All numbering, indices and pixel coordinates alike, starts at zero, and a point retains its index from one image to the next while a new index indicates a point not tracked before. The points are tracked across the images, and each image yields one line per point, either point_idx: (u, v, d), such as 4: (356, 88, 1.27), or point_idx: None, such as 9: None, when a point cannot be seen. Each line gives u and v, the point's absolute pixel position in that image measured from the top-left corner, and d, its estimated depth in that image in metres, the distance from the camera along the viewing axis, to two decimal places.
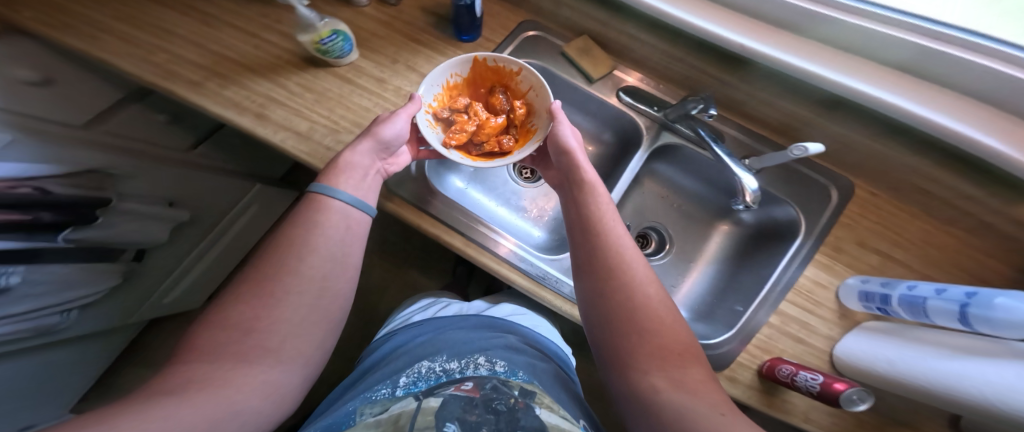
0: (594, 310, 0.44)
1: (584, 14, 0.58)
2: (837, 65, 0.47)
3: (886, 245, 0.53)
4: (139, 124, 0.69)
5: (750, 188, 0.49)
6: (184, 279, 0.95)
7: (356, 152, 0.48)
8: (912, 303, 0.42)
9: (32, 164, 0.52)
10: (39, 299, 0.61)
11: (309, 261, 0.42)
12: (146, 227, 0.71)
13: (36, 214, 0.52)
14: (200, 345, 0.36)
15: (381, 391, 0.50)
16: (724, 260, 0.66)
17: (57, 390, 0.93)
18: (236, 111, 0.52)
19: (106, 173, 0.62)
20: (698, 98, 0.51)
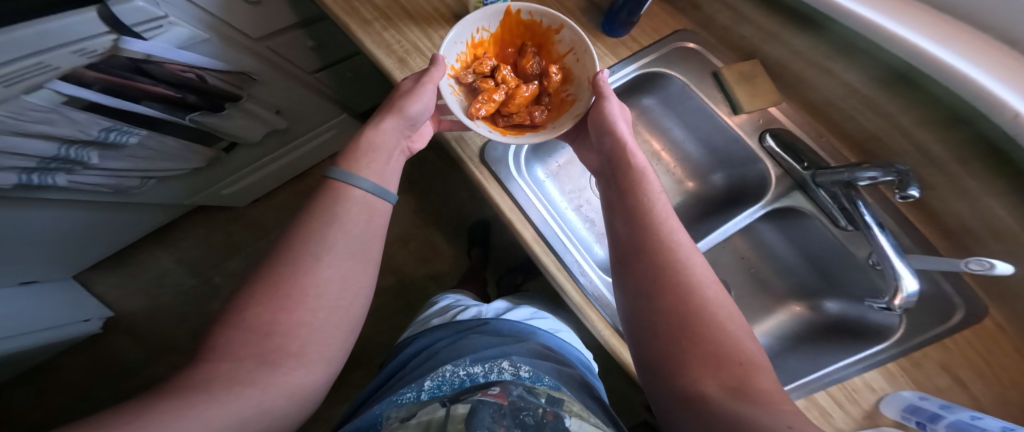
0: (638, 304, 0.42)
1: (767, 34, 0.55)
2: (1016, 79, 0.39)
3: (970, 375, 0.50)
4: (293, 44, 0.81)
5: (906, 290, 0.46)
6: (244, 178, 1.07)
7: (380, 131, 0.50)
8: (969, 429, 0.43)
9: (208, 58, 0.66)
10: (134, 163, 0.77)
11: (326, 260, 0.40)
12: (250, 125, 0.88)
13: (184, 94, 0.69)
14: (223, 346, 0.35)
15: (406, 393, 0.51)
16: (783, 337, 0.65)
17: (93, 245, 0.99)
18: (386, 53, 0.57)
19: (251, 78, 0.77)
20: (873, 166, 0.47)
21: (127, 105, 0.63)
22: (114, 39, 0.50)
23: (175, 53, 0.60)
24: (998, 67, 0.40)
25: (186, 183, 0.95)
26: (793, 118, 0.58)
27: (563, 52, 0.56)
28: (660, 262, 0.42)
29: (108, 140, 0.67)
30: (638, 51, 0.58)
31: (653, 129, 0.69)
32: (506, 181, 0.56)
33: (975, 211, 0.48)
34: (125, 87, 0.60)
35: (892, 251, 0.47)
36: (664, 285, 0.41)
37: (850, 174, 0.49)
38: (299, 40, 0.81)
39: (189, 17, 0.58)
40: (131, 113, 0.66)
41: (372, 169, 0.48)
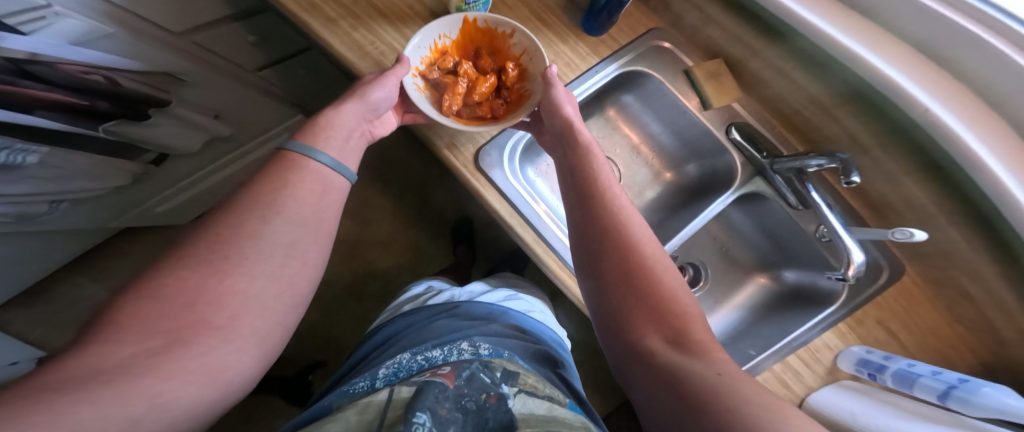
0: (591, 276, 0.45)
1: (730, 35, 0.59)
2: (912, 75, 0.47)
3: (897, 325, 0.60)
4: (228, 38, 0.76)
5: (856, 262, 0.54)
6: (183, 192, 0.95)
7: (342, 112, 0.48)
8: (906, 375, 0.53)
9: (115, 55, 0.57)
10: (37, 185, 0.64)
11: (273, 226, 0.39)
12: (185, 131, 0.77)
13: (94, 102, 0.57)
14: (131, 315, 0.31)
15: (358, 383, 0.48)
16: (751, 308, 0.75)
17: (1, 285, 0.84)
18: (359, 55, 0.53)
19: (176, 78, 0.68)
20: (821, 154, 0.52)
21: (21, 119, 0.50)
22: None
23: (72, 50, 0.51)
24: (901, 62, 0.48)
25: (109, 202, 0.83)
26: (753, 112, 0.63)
27: (518, 51, 0.56)
28: (611, 235, 0.45)
29: (1, 164, 0.52)
30: (618, 50, 0.60)
31: (631, 124, 0.72)
32: (497, 178, 0.54)
33: (894, 189, 0.56)
34: (13, 95, 0.46)
35: (841, 228, 0.54)
36: (615, 256, 0.44)
37: (801, 161, 0.54)
38: (237, 34, 0.77)
39: (75, 4, 0.50)
40: (22, 127, 0.52)
41: (330, 142, 0.47)
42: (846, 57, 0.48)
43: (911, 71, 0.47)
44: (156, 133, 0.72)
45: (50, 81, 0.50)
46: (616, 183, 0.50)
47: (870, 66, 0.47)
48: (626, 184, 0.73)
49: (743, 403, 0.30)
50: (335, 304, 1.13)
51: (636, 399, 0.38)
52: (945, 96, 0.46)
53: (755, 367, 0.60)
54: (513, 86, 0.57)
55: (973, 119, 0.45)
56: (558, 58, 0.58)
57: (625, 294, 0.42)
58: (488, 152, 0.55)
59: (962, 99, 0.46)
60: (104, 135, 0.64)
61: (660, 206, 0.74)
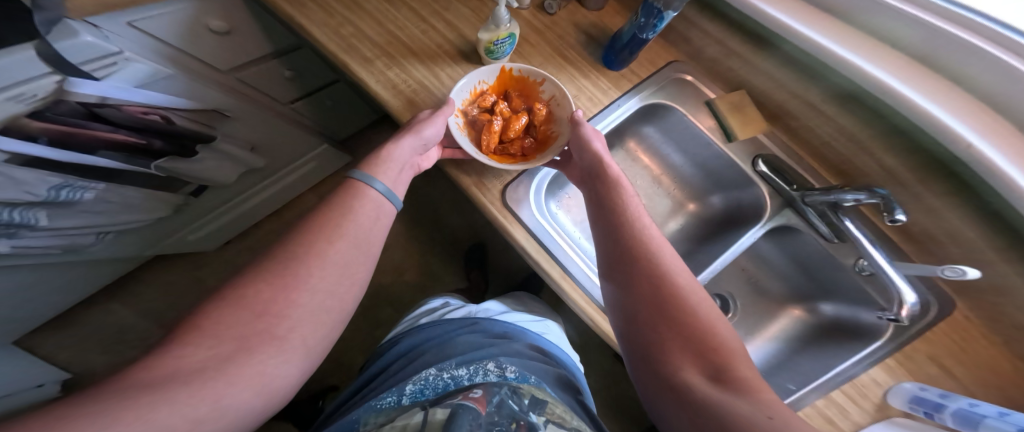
0: (620, 305, 0.44)
1: (753, 69, 0.59)
2: (934, 94, 0.47)
3: (950, 361, 0.57)
4: (267, 75, 0.77)
5: (908, 301, 0.53)
6: (214, 221, 0.99)
7: (399, 147, 0.50)
8: (969, 417, 0.50)
9: (170, 95, 0.58)
10: (87, 218, 0.68)
11: (337, 245, 0.42)
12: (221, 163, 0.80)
13: (149, 139, 0.61)
14: (207, 324, 0.34)
15: (386, 398, 0.48)
16: (785, 342, 0.72)
17: (38, 310, 0.88)
18: (392, 92, 0.55)
19: (220, 113, 0.70)
20: (857, 188, 0.51)
21: (82, 157, 0.54)
22: (58, 80, 0.43)
23: (133, 92, 0.53)
24: (921, 85, 0.48)
25: (146, 233, 0.87)
26: (780, 143, 0.62)
27: (546, 97, 0.58)
28: (642, 263, 0.44)
29: (59, 198, 0.58)
30: (639, 83, 0.62)
31: (652, 154, 0.73)
32: (522, 213, 0.55)
33: (936, 219, 0.54)
34: (79, 136, 0.50)
35: (885, 263, 0.53)
36: (647, 285, 0.43)
37: (836, 196, 0.53)
38: (274, 71, 0.77)
39: (139, 49, 0.52)
40: (84, 167, 0.56)
41: (387, 175, 0.50)
42: (867, 80, 0.48)
43: (934, 93, 0.48)
44: (198, 167, 0.75)
45: (115, 123, 0.54)
46: (646, 214, 0.50)
47: (888, 88, 0.47)
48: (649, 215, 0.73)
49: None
50: (354, 332, 1.13)
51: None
52: (983, 130, 0.45)
53: (798, 403, 0.56)
54: (541, 127, 0.59)
55: (995, 136, 0.45)
56: (581, 93, 0.60)
57: (657, 325, 0.40)
58: (515, 186, 0.56)
59: (985, 117, 0.46)
60: (154, 172, 0.69)
61: (684, 237, 0.73)
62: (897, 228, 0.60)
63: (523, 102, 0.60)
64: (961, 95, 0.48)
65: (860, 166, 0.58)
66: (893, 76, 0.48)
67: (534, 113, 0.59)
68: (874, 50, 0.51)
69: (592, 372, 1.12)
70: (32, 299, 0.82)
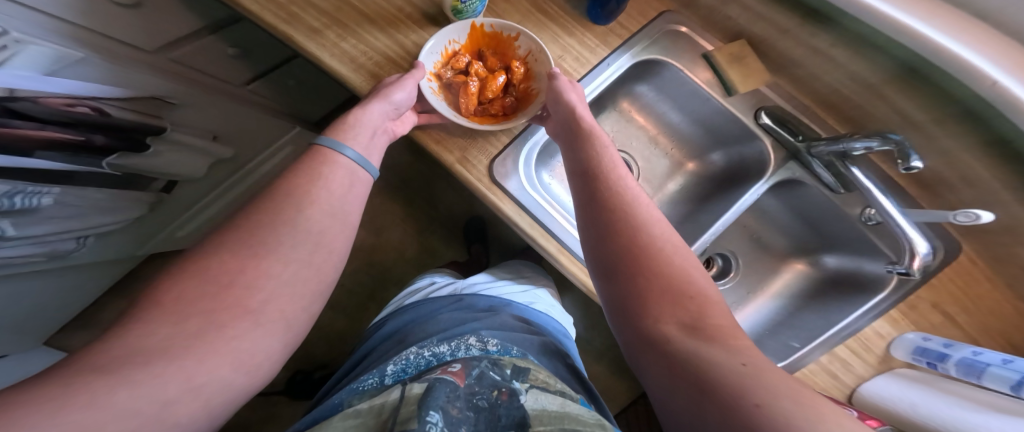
0: (599, 259, 0.41)
1: (753, 15, 0.52)
2: (960, 34, 0.42)
3: (955, 309, 0.57)
4: (208, 53, 0.75)
5: (920, 251, 0.50)
6: (201, 215, 0.95)
7: (368, 112, 0.46)
8: (973, 365, 0.49)
9: (94, 83, 0.54)
10: (59, 223, 0.65)
11: (309, 213, 0.38)
12: (187, 157, 0.76)
13: (89, 136, 0.55)
14: (167, 298, 0.31)
15: (368, 380, 0.45)
16: (789, 297, 0.70)
17: (45, 320, 0.88)
18: (352, 68, 0.50)
19: (166, 102, 0.66)
20: (869, 135, 0.47)
21: (22, 162, 0.49)
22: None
23: (45, 82, 0.48)
24: (944, 21, 0.42)
25: (131, 232, 0.84)
26: (785, 95, 0.57)
27: (523, 53, 0.53)
28: (619, 215, 0.41)
29: (14, 206, 0.53)
30: (628, 38, 0.55)
31: (647, 114, 0.67)
32: (505, 181, 0.51)
33: (953, 166, 0.50)
34: (4, 136, 0.45)
35: (895, 211, 0.50)
36: (625, 238, 0.40)
37: (845, 145, 0.49)
38: (213, 48, 0.75)
39: (31, 27, 0.48)
40: (27, 170, 0.52)
41: (359, 140, 0.45)
42: (889, 27, 0.43)
43: (959, 31, 0.42)
44: (160, 160, 0.71)
45: (39, 118, 0.48)
46: (623, 165, 0.46)
47: (911, 33, 0.42)
48: (645, 178, 0.68)
49: (772, 394, 0.27)
50: (360, 312, 1.13)
51: (654, 390, 0.34)
52: (1013, 66, 0.40)
53: (800, 361, 0.57)
54: (520, 86, 0.54)
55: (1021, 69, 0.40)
56: (566, 52, 0.53)
57: (636, 279, 0.38)
58: (504, 161, 0.51)
59: (1003, 48, 0.41)
60: (109, 170, 0.64)
61: (685, 200, 0.69)
62: (909, 175, 0.56)
63: (498, 61, 0.54)
64: (983, 35, 0.42)
65: (872, 114, 0.53)
66: (912, 15, 0.42)
67: (510, 73, 0.53)
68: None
69: (597, 333, 1.13)
70: (38, 308, 0.82)
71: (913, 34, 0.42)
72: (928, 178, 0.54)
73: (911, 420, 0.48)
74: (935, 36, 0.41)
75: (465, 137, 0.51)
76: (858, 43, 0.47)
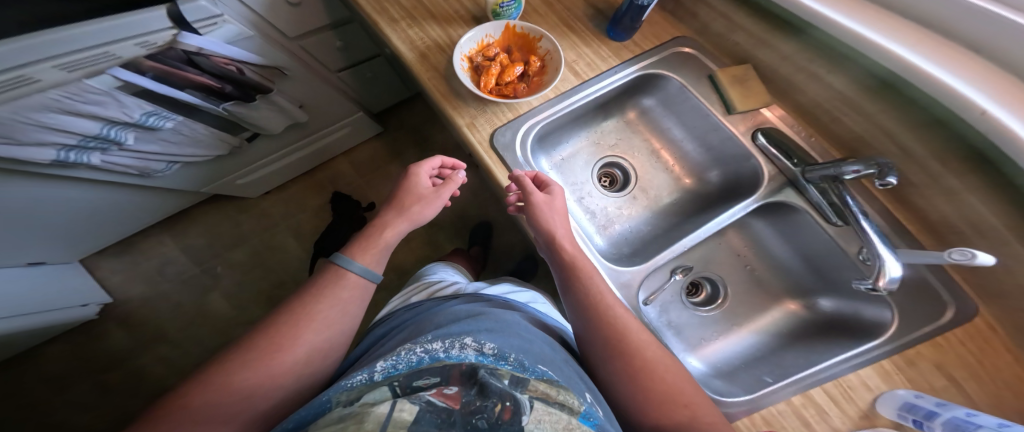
0: (601, 368, 0.46)
1: (759, 43, 0.60)
2: (959, 71, 0.44)
3: (962, 374, 0.51)
4: (325, 45, 0.87)
5: (889, 275, 0.48)
6: (264, 168, 1.13)
7: (394, 232, 0.56)
8: (963, 426, 0.43)
9: (249, 52, 0.72)
10: (163, 146, 0.82)
11: (317, 331, 0.46)
12: (275, 116, 0.94)
13: (224, 85, 0.74)
14: (196, 401, 0.38)
15: (358, 375, 0.39)
16: (772, 335, 0.67)
17: (101, 229, 1.04)
18: (409, 47, 0.61)
19: (281, 71, 0.82)
20: (860, 160, 0.49)
21: (171, 91, 0.69)
22: (173, 33, 0.59)
23: (222, 47, 0.67)
24: (952, 63, 0.45)
25: (209, 169, 1.01)
26: (790, 123, 0.61)
27: (542, 52, 0.61)
28: (591, 327, 0.47)
29: (146, 123, 0.72)
30: (639, 54, 0.63)
31: (652, 129, 0.71)
32: (515, 167, 0.55)
33: (958, 208, 0.50)
34: (174, 75, 0.66)
35: (881, 244, 0.48)
36: (617, 351, 0.45)
37: (838, 168, 0.51)
38: (328, 41, 0.87)
39: (237, 14, 0.65)
40: (173, 100, 0.71)
41: (376, 261, 0.54)
42: (876, 52, 0.48)
43: (959, 68, 0.45)
44: (255, 114, 0.88)
45: (203, 69, 0.68)
46: (594, 268, 0.51)
47: (907, 63, 0.46)
48: (642, 187, 0.70)
49: None
50: None
51: None
52: (999, 97, 0.42)
53: (767, 398, 0.51)
54: (534, 77, 0.61)
55: (1008, 98, 0.42)
56: (580, 58, 0.61)
57: (637, 387, 0.43)
58: (504, 132, 0.56)
59: (993, 78, 0.44)
60: (223, 113, 0.82)
61: (673, 213, 0.69)
62: (920, 220, 0.55)
63: (521, 56, 0.62)
64: (971, 62, 0.45)
65: (869, 141, 0.55)
66: (918, 55, 0.46)
67: (528, 65, 0.61)
68: (880, 16, 0.51)
69: None
70: (105, 214, 0.98)
71: (908, 63, 0.46)
72: (923, 217, 0.54)
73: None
74: (931, 69, 0.45)
75: (477, 107, 0.58)
76: (847, 63, 0.53)
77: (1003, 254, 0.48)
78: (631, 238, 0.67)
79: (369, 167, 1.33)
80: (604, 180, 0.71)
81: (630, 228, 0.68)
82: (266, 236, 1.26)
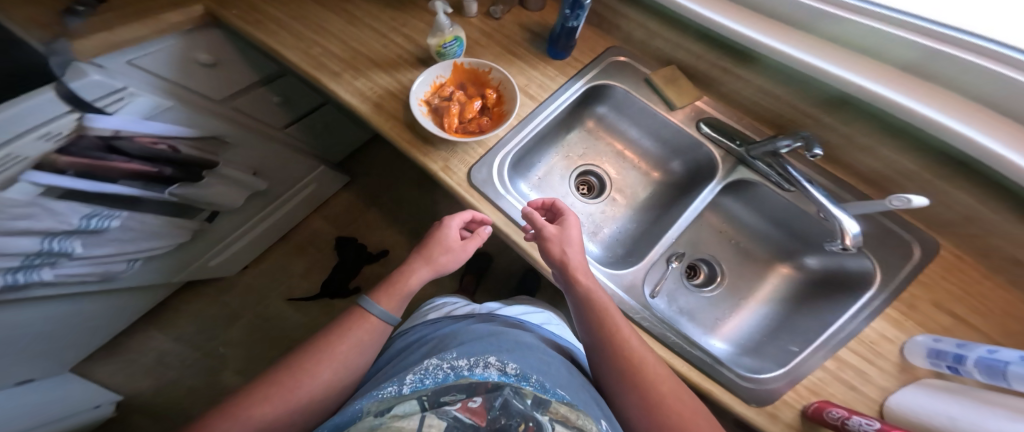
0: (620, 405, 0.45)
1: (676, 46, 0.62)
2: (832, 58, 0.52)
3: (962, 308, 0.52)
4: (259, 102, 0.86)
5: (851, 232, 0.49)
6: (233, 245, 1.09)
7: (414, 280, 0.51)
8: (990, 366, 0.41)
9: (175, 125, 0.70)
10: (117, 246, 0.77)
11: (333, 372, 0.44)
12: (227, 191, 0.90)
13: (159, 167, 0.71)
14: None
15: (387, 386, 0.38)
16: (778, 302, 0.67)
17: (70, 344, 0.95)
18: (360, 99, 0.60)
19: (221, 140, 0.80)
20: (790, 135, 0.52)
21: (103, 186, 0.64)
22: (77, 118, 0.54)
23: (142, 123, 0.65)
24: (828, 55, 0.52)
25: (173, 259, 0.96)
26: (717, 108, 0.64)
27: (495, 83, 0.61)
28: (604, 354, 0.46)
29: (90, 227, 0.67)
30: (581, 69, 0.64)
31: (611, 133, 0.71)
32: (496, 198, 0.55)
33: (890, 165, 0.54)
34: (101, 168, 0.61)
35: (827, 201, 0.50)
36: (635, 397, 0.43)
37: (773, 144, 0.54)
38: (263, 97, 0.86)
39: (143, 84, 0.63)
40: (110, 196, 0.67)
41: (393, 305, 0.50)
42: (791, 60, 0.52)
43: (847, 63, 0.51)
44: (208, 193, 0.85)
45: (129, 153, 0.64)
46: (614, 307, 0.48)
47: (799, 59, 0.51)
48: (617, 188, 0.70)
49: None
50: None
51: None
52: (914, 94, 0.48)
53: (803, 366, 0.50)
54: (494, 108, 0.61)
55: (912, 93, 0.48)
56: (531, 82, 0.62)
57: None
58: (481, 168, 0.56)
59: (892, 77, 0.50)
60: (170, 198, 0.78)
61: (650, 207, 0.69)
62: (863, 181, 0.59)
63: (477, 90, 0.62)
64: (849, 58, 0.52)
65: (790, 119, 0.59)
66: (807, 53, 0.52)
67: (485, 98, 0.60)
68: (758, 21, 0.57)
69: None
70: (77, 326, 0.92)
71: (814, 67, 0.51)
72: (874, 173, 0.57)
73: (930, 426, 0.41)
74: (819, 63, 0.51)
75: (447, 149, 0.56)
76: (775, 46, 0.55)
77: (956, 190, 0.51)
78: (624, 238, 0.67)
79: (344, 219, 1.30)
80: (582, 188, 0.71)
81: (619, 229, 0.68)
82: (258, 309, 1.21)
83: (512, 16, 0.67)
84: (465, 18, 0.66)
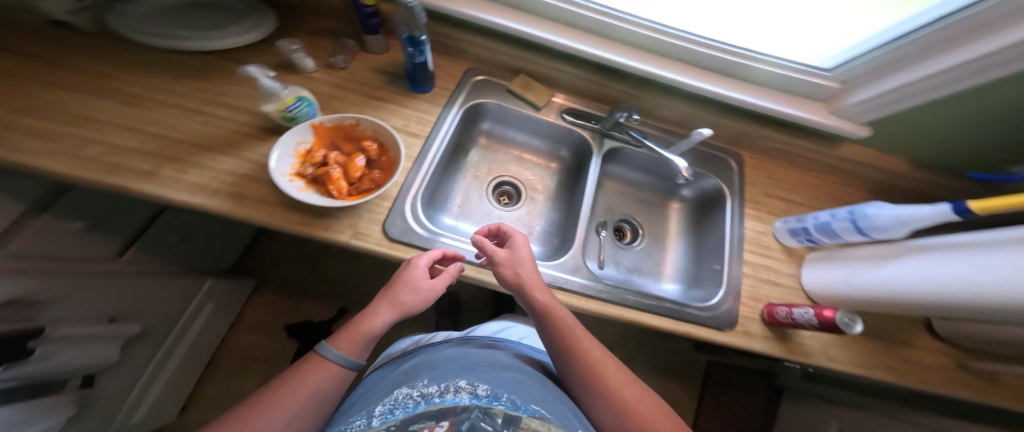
0: (589, 409, 0.49)
1: (516, 57, 0.69)
2: (626, 54, 0.64)
3: (782, 191, 0.70)
4: (48, 236, 0.57)
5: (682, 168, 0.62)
6: (152, 391, 0.85)
7: (378, 323, 0.50)
8: (824, 228, 0.54)
9: None
10: None
11: (281, 417, 0.43)
12: (91, 349, 0.63)
13: None
14: None
15: (356, 421, 0.42)
16: (688, 232, 0.75)
17: None
18: (208, 195, 0.52)
19: (30, 301, 0.54)
20: (619, 108, 0.64)
21: None
22: None
23: None
24: (624, 50, 0.65)
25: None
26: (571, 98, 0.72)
27: (368, 133, 0.61)
28: (571, 365, 0.49)
29: None
30: (451, 94, 0.67)
31: (504, 142, 0.75)
32: (431, 242, 0.56)
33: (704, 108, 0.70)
34: None
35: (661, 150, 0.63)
36: (601, 402, 0.47)
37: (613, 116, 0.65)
38: (56, 225, 0.58)
39: None
40: None
41: (353, 347, 0.49)
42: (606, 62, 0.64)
43: (639, 57, 0.64)
44: (56, 364, 0.57)
45: None
46: (576, 322, 0.50)
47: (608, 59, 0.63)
48: (526, 189, 0.75)
49: None
50: None
51: None
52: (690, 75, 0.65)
53: (733, 280, 0.59)
54: (380, 158, 0.61)
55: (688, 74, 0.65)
56: (409, 120, 0.64)
57: None
58: (394, 220, 0.56)
59: (671, 64, 0.65)
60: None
61: (563, 193, 0.74)
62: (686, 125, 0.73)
63: (352, 146, 0.62)
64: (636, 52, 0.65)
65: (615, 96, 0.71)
66: (609, 52, 0.64)
67: (366, 151, 0.60)
68: (557, 26, 0.64)
69: None
70: None
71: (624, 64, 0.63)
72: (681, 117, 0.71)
73: (843, 295, 0.52)
74: (620, 60, 0.63)
75: (350, 216, 0.55)
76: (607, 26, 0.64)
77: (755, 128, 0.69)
78: (552, 228, 0.71)
79: (279, 320, 1.14)
80: (501, 198, 0.74)
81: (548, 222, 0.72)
82: None
83: (358, 62, 0.68)
84: (303, 73, 0.65)
